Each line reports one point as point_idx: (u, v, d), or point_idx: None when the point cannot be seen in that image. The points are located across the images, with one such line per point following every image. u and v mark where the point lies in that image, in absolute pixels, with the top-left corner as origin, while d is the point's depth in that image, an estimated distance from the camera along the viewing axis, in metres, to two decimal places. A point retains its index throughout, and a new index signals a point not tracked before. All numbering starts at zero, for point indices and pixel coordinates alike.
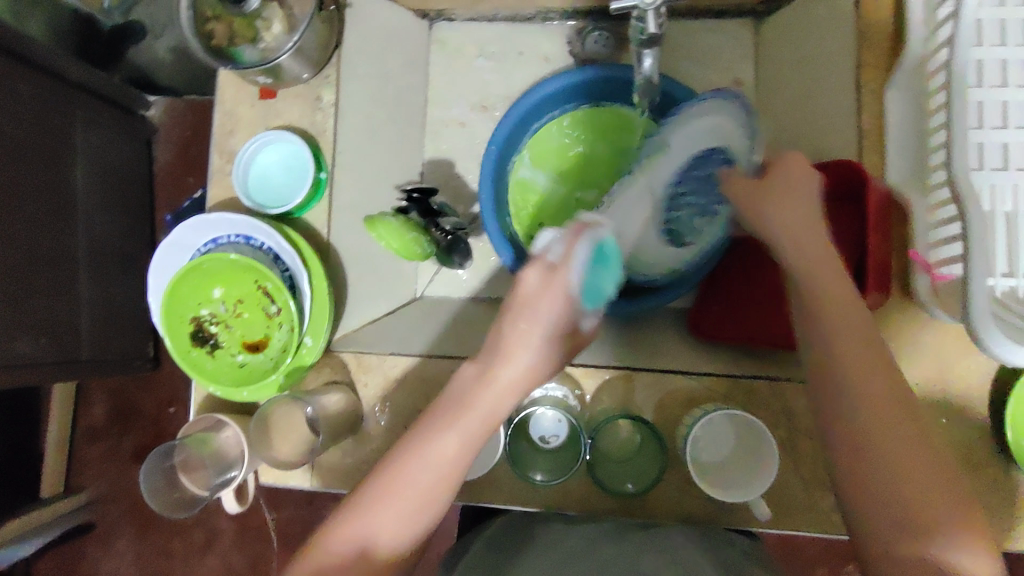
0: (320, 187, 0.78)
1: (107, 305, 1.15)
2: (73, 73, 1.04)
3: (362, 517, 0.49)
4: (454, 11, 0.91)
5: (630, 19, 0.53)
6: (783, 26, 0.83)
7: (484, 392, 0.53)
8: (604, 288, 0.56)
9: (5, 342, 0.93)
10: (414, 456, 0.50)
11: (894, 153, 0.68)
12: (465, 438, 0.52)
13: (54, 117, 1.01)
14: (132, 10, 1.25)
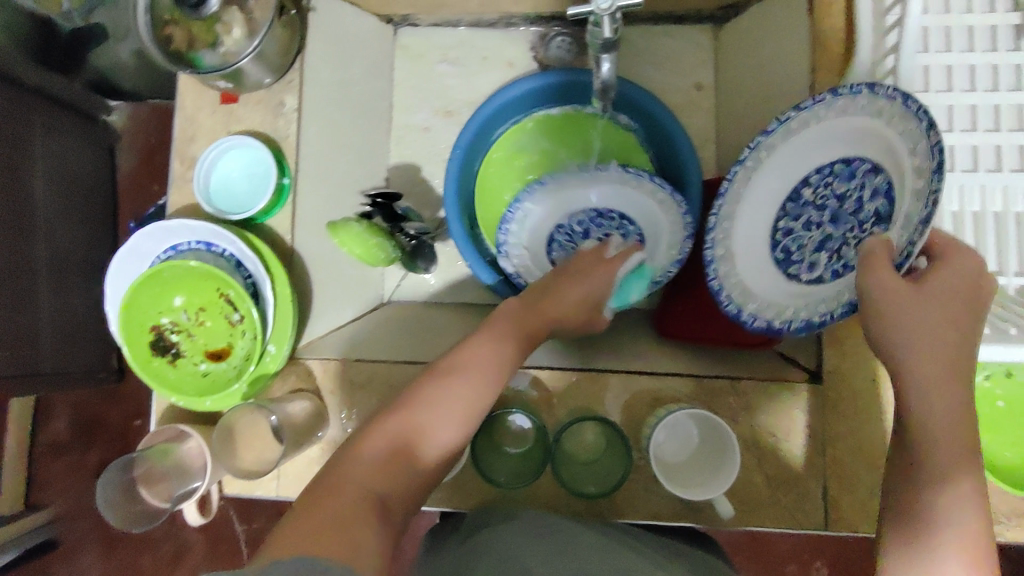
0: (283, 194, 0.76)
1: (69, 315, 1.12)
2: (32, 79, 1.01)
3: (428, 406, 0.53)
4: (418, 17, 0.91)
5: (587, 24, 0.54)
6: (741, 31, 0.85)
7: (508, 329, 0.61)
8: (632, 296, 0.75)
9: None
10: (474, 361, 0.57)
11: None
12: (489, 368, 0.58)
13: (10, 124, 0.98)
14: (95, 11, 1.17)
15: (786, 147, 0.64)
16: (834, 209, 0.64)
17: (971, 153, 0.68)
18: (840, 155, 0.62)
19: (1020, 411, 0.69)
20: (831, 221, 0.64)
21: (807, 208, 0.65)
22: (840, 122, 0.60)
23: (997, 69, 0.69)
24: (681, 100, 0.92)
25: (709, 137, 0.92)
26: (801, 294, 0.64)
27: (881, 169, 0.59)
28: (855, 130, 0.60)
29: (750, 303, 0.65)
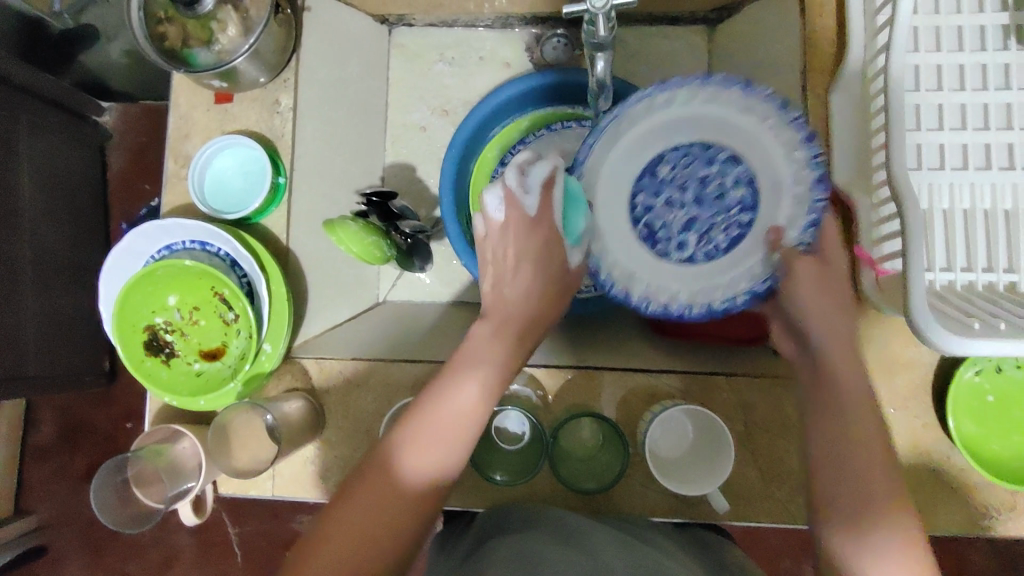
0: (278, 192, 0.77)
1: (56, 318, 1.11)
2: (19, 77, 1.00)
3: (436, 418, 0.54)
4: (413, 16, 0.91)
5: (582, 22, 0.54)
6: (735, 31, 0.86)
7: (484, 346, 0.58)
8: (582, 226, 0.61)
9: None
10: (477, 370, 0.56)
11: (839, 154, 0.71)
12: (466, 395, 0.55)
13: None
14: (84, 10, 1.19)
15: (640, 126, 0.61)
16: (697, 197, 0.61)
17: (961, 151, 0.69)
18: (693, 141, 0.61)
19: (1007, 407, 0.71)
20: (693, 202, 0.61)
21: (664, 192, 0.62)
22: (699, 109, 0.60)
23: (986, 69, 0.70)
24: None
25: None
26: (694, 287, 0.60)
27: (739, 161, 0.61)
28: (717, 117, 0.60)
29: (636, 287, 0.60)
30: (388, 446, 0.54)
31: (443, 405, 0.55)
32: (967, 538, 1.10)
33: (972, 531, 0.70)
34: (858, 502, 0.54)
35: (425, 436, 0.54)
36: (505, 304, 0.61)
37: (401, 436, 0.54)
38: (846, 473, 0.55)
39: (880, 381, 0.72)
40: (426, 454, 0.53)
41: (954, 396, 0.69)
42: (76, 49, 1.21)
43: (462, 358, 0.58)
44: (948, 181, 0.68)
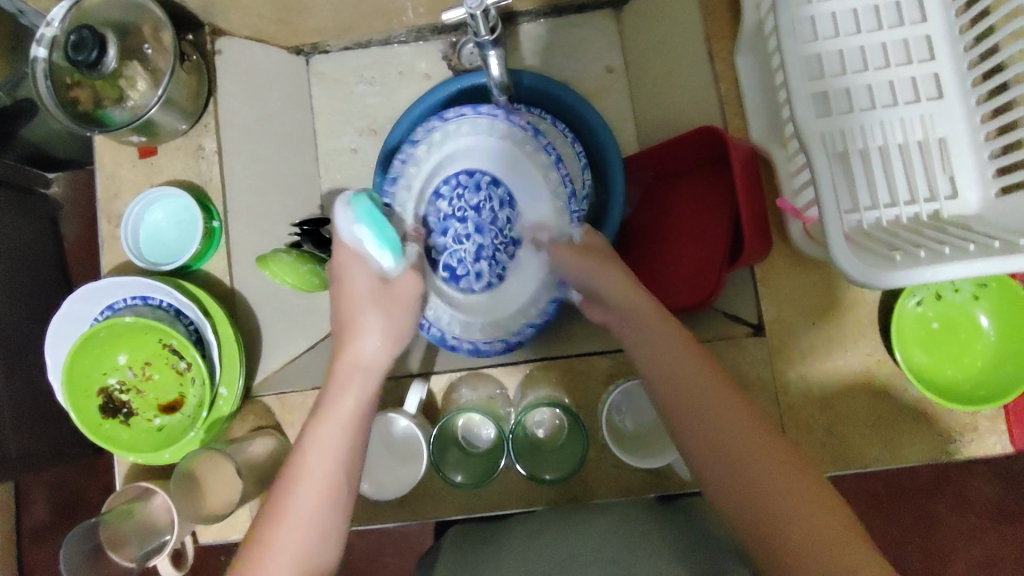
0: (215, 236, 0.78)
1: (29, 395, 1.11)
2: None
3: (319, 489, 0.50)
4: (327, 42, 0.92)
5: (467, 28, 0.56)
6: (639, 9, 0.87)
7: (363, 357, 0.57)
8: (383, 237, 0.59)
9: None
10: (347, 400, 0.54)
11: (753, 113, 0.73)
12: (345, 441, 0.53)
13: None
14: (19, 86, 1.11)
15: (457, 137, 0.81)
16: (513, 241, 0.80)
17: (867, 92, 0.71)
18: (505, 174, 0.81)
19: (953, 331, 0.72)
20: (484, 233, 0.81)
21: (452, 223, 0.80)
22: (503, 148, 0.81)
23: (879, 9, 0.72)
24: (597, 85, 0.93)
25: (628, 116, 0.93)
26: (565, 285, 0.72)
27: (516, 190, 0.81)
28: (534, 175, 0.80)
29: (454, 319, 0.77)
30: (276, 531, 0.49)
31: (323, 475, 0.51)
32: (965, 466, 1.11)
33: (943, 457, 0.72)
34: (756, 504, 0.49)
35: (331, 507, 0.50)
36: (357, 343, 0.56)
37: (286, 516, 0.49)
38: (732, 483, 0.51)
39: (829, 326, 0.73)
40: (328, 540, 0.50)
41: (900, 328, 0.71)
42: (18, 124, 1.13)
43: (329, 424, 0.53)
44: (859, 123, 0.70)
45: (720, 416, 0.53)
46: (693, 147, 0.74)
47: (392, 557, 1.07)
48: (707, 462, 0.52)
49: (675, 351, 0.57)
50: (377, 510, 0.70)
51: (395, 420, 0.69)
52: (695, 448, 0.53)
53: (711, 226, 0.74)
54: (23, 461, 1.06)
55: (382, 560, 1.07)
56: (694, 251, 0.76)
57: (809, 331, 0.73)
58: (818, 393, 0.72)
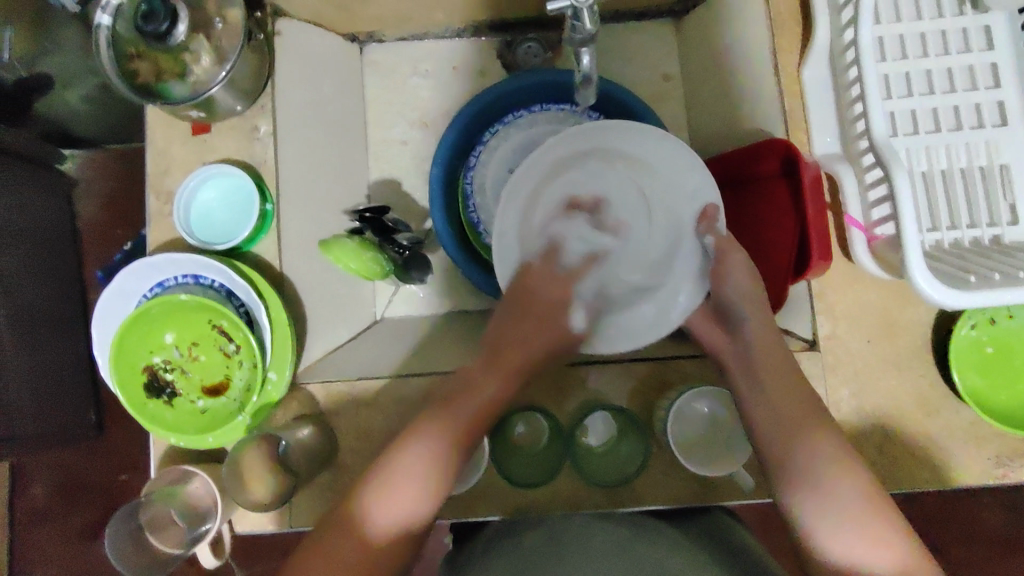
0: (266, 220, 0.76)
1: (34, 376, 1.07)
2: None
3: (413, 469, 0.60)
4: (384, 32, 0.91)
5: (567, 18, 0.57)
6: (701, 19, 0.87)
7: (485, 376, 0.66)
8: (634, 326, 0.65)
9: None
10: (469, 403, 0.64)
11: (820, 131, 0.75)
12: (447, 432, 0.62)
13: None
14: (38, 62, 1.07)
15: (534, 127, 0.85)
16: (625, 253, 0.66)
17: (932, 115, 0.72)
18: None
19: (1005, 356, 0.73)
20: None
21: None
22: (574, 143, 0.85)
23: (946, 34, 0.73)
24: (655, 92, 0.94)
25: (682, 127, 0.94)
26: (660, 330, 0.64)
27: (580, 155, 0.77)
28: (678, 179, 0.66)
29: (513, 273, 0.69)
30: (372, 499, 0.59)
31: (420, 459, 0.61)
32: (976, 496, 1.12)
33: (988, 482, 0.72)
34: (815, 492, 0.58)
35: (422, 486, 0.60)
36: (488, 377, 0.66)
37: (378, 486, 0.60)
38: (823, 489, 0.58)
39: (883, 344, 0.73)
40: (405, 516, 0.59)
41: (957, 351, 0.71)
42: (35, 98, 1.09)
43: (441, 419, 0.63)
44: (924, 146, 0.71)
45: (800, 415, 0.61)
46: (756, 159, 0.74)
47: None
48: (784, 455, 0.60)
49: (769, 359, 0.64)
50: None
51: None
52: (772, 435, 0.61)
53: (773, 236, 0.74)
54: None
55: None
56: (754, 261, 0.77)
57: (863, 347, 0.73)
58: (869, 411, 0.72)
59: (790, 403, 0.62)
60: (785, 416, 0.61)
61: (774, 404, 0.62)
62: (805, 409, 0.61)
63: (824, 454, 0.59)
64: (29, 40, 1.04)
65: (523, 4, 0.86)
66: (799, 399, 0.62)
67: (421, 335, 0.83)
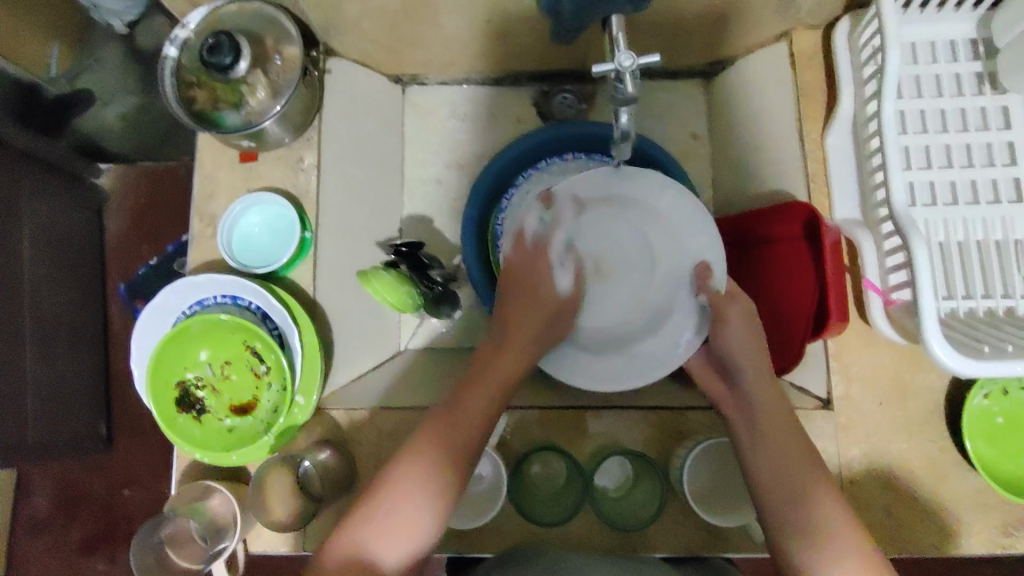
0: (305, 246, 0.79)
1: (52, 382, 1.09)
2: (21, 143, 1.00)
3: (392, 484, 0.58)
4: (426, 76, 0.95)
5: (609, 81, 0.61)
6: (730, 83, 0.92)
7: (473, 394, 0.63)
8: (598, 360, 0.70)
9: None
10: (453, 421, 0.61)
11: (841, 197, 0.78)
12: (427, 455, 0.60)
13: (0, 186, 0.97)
14: (78, 77, 1.23)
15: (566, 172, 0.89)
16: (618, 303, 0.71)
17: (950, 188, 0.75)
18: None
19: (1016, 428, 0.74)
20: None
21: None
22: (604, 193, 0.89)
23: (965, 112, 0.76)
24: (680, 149, 0.98)
25: (707, 182, 0.97)
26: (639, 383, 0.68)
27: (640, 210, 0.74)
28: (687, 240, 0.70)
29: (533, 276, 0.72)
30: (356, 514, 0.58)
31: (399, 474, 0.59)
32: (975, 564, 1.11)
33: (995, 551, 0.72)
34: (804, 526, 0.58)
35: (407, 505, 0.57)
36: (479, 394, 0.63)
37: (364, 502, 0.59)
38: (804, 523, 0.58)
39: (896, 407, 0.74)
40: (389, 537, 0.57)
41: (969, 419, 0.72)
42: (72, 111, 1.22)
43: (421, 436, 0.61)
44: (942, 217, 0.73)
45: (786, 448, 0.62)
46: (778, 219, 0.78)
47: None
48: (769, 487, 0.61)
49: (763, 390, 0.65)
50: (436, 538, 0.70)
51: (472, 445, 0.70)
52: (757, 466, 0.62)
53: (792, 297, 0.77)
54: (38, 449, 1.03)
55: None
56: (774, 320, 0.79)
57: (876, 409, 0.74)
58: (880, 473, 0.73)
59: (775, 435, 0.63)
60: (768, 448, 0.62)
61: (757, 436, 0.63)
62: (790, 439, 0.62)
63: (813, 489, 0.59)
64: (73, 58, 1.21)
65: (561, 59, 0.90)
66: (788, 432, 0.63)
67: (443, 368, 0.86)
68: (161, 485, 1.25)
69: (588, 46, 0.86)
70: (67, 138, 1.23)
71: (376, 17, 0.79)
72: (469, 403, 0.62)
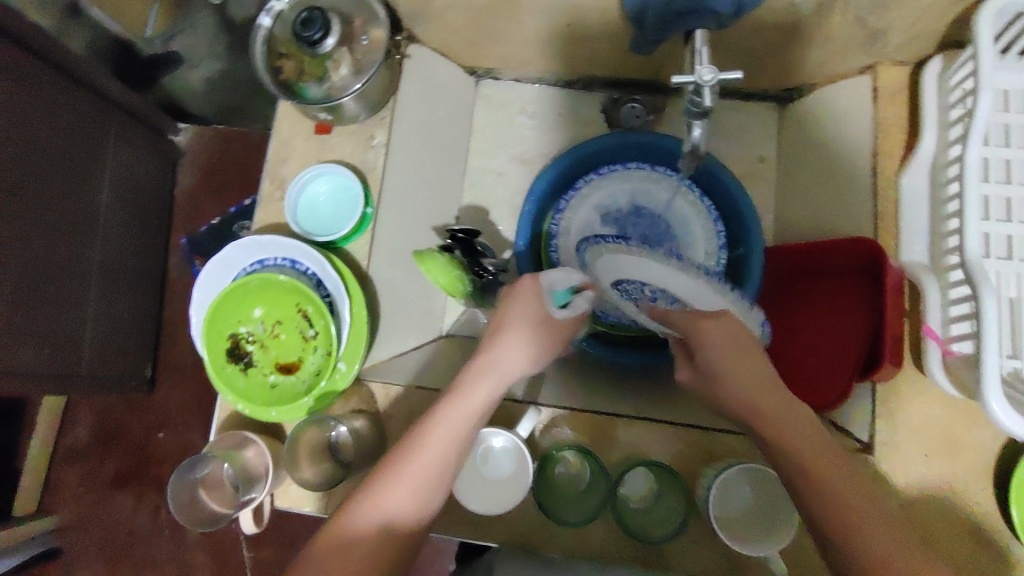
0: (364, 223, 0.81)
1: (109, 318, 1.14)
2: (111, 92, 1.06)
3: (404, 482, 0.57)
4: (501, 70, 0.97)
5: (687, 93, 0.61)
6: (805, 111, 0.90)
7: (462, 400, 0.60)
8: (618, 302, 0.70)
9: (9, 349, 0.91)
10: (450, 432, 0.59)
11: (909, 238, 0.75)
12: (438, 465, 0.58)
13: (88, 129, 1.02)
14: (172, 38, 1.28)
15: (621, 181, 0.90)
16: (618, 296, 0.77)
17: None
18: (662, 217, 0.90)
19: None
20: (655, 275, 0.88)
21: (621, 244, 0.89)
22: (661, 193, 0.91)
23: None
24: (745, 171, 0.97)
25: (769, 208, 0.96)
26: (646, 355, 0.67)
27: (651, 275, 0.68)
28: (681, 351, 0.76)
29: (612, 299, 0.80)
30: (377, 504, 0.56)
31: (414, 480, 0.57)
32: None
33: None
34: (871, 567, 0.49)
35: (416, 508, 0.57)
36: (471, 400, 0.61)
37: (377, 494, 0.57)
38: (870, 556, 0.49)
39: (942, 462, 0.71)
40: (403, 532, 0.57)
41: (1018, 485, 0.68)
42: (159, 71, 1.26)
43: (428, 444, 0.58)
44: (1015, 272, 0.70)
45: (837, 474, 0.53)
46: (840, 254, 0.76)
47: None
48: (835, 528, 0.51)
49: (771, 390, 0.58)
50: (453, 520, 0.71)
51: (500, 436, 0.69)
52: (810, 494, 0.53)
53: (845, 334, 0.75)
54: (83, 380, 1.08)
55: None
56: (820, 354, 0.77)
57: (920, 461, 0.71)
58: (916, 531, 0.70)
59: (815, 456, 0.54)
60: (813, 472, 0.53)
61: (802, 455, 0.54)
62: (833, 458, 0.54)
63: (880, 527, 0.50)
64: (170, 20, 1.27)
65: (637, 69, 0.91)
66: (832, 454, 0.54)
67: None
68: (193, 433, 1.30)
69: (667, 59, 0.86)
70: (150, 94, 1.27)
71: (464, 10, 0.81)
72: (457, 412, 0.59)
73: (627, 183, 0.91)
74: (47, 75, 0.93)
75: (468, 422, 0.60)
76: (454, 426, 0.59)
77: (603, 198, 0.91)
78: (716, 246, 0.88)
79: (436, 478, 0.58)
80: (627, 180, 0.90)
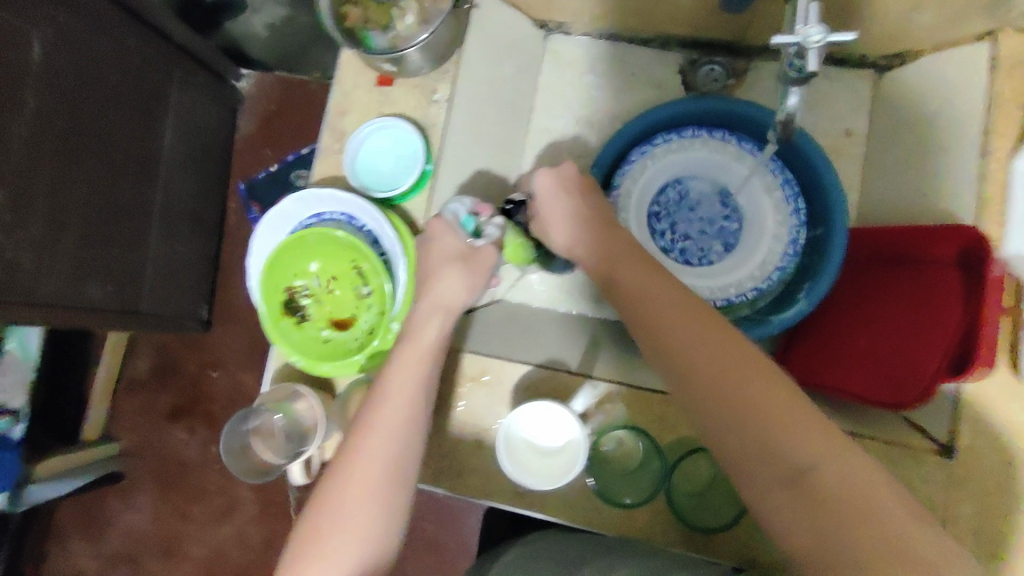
0: (424, 178, 0.80)
1: (168, 257, 1.17)
2: (175, 34, 1.05)
3: (372, 440, 0.57)
4: (572, 24, 0.91)
5: (788, 53, 0.55)
6: (905, 81, 0.82)
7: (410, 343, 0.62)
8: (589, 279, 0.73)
9: (77, 283, 0.93)
10: (403, 381, 0.60)
11: (1017, 228, 0.68)
12: (403, 419, 0.58)
13: (152, 72, 1.02)
14: None
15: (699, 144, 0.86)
16: (675, 203, 0.89)
17: None
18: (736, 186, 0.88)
19: None
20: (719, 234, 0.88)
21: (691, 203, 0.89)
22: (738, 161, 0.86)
23: None
24: (830, 145, 0.90)
25: (854, 187, 0.89)
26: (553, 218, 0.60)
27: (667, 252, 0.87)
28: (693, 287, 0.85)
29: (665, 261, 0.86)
30: (350, 463, 0.57)
31: (383, 437, 0.57)
32: None
33: None
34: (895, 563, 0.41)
35: (387, 465, 0.57)
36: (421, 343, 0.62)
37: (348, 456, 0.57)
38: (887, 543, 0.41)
39: None
40: (388, 490, 0.57)
41: None
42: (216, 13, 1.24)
43: (381, 399, 0.59)
44: None
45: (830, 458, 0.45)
46: (936, 241, 0.69)
47: (432, 523, 1.15)
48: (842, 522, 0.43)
49: (726, 358, 0.51)
50: (497, 486, 0.70)
51: (550, 409, 0.67)
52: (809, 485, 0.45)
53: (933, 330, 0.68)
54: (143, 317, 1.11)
55: (421, 524, 1.16)
56: (901, 346, 0.71)
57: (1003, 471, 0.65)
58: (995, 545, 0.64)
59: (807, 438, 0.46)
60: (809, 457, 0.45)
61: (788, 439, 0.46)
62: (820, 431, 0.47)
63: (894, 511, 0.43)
64: None
65: (718, 28, 0.84)
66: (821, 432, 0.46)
67: (532, 322, 0.85)
68: (243, 375, 1.34)
69: (754, 18, 0.79)
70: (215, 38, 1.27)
71: None
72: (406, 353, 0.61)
73: (705, 148, 0.87)
74: (116, 14, 0.93)
75: (418, 369, 0.61)
76: (406, 373, 0.60)
77: (680, 158, 0.87)
78: (788, 217, 0.85)
79: (402, 430, 0.58)
80: (705, 145, 0.86)
